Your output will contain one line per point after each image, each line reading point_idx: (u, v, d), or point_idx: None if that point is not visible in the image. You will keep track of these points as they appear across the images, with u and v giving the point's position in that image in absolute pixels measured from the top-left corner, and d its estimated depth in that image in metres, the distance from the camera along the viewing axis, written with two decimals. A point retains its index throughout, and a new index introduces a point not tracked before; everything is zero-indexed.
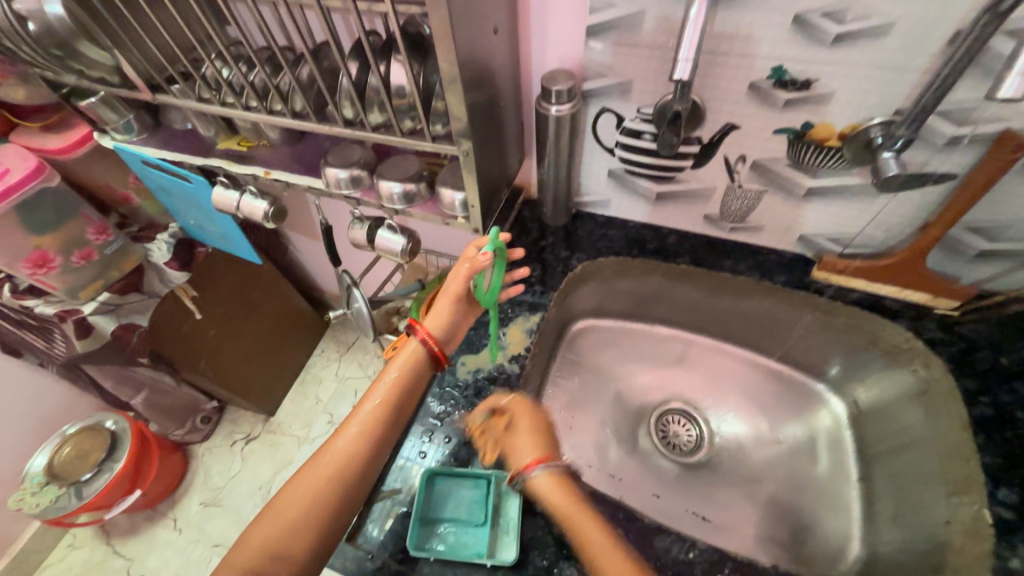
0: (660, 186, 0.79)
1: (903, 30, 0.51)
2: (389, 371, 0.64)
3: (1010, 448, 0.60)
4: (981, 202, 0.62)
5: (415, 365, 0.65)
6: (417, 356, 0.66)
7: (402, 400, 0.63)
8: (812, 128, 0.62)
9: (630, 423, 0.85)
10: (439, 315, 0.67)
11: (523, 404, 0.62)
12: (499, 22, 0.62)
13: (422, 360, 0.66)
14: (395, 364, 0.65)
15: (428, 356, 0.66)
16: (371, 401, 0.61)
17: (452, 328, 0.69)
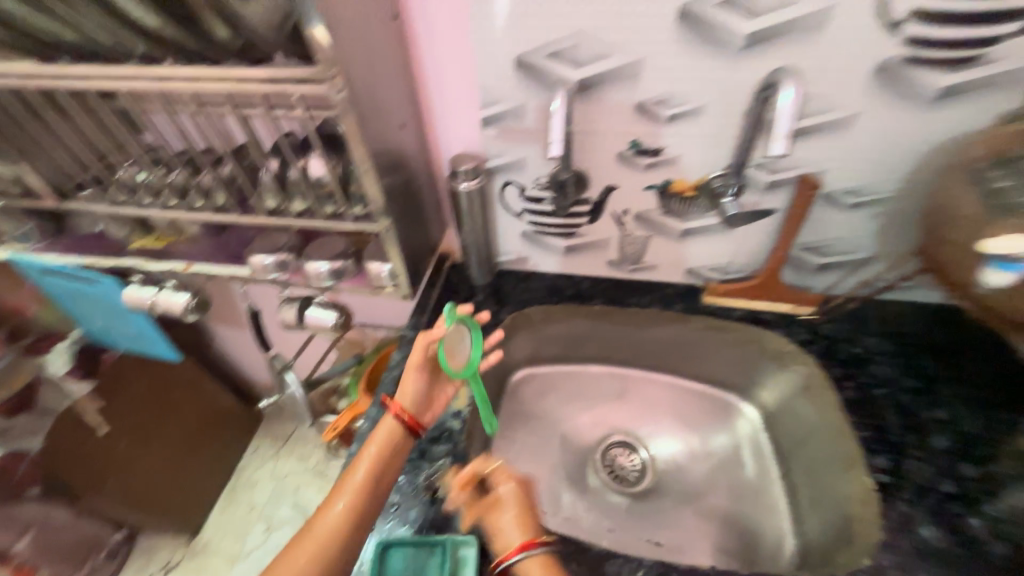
0: (567, 241, 0.91)
1: (712, 112, 0.67)
2: (366, 451, 0.64)
3: (877, 421, 0.70)
4: (807, 228, 0.79)
5: (392, 441, 0.66)
6: (394, 433, 0.66)
7: (383, 476, 0.63)
8: (672, 184, 0.77)
9: (579, 463, 0.88)
10: (409, 389, 0.69)
11: (523, 485, 0.63)
12: (405, 118, 0.72)
13: (398, 437, 0.66)
14: (372, 444, 0.65)
15: (404, 430, 0.67)
16: (353, 476, 0.62)
17: (423, 399, 0.70)
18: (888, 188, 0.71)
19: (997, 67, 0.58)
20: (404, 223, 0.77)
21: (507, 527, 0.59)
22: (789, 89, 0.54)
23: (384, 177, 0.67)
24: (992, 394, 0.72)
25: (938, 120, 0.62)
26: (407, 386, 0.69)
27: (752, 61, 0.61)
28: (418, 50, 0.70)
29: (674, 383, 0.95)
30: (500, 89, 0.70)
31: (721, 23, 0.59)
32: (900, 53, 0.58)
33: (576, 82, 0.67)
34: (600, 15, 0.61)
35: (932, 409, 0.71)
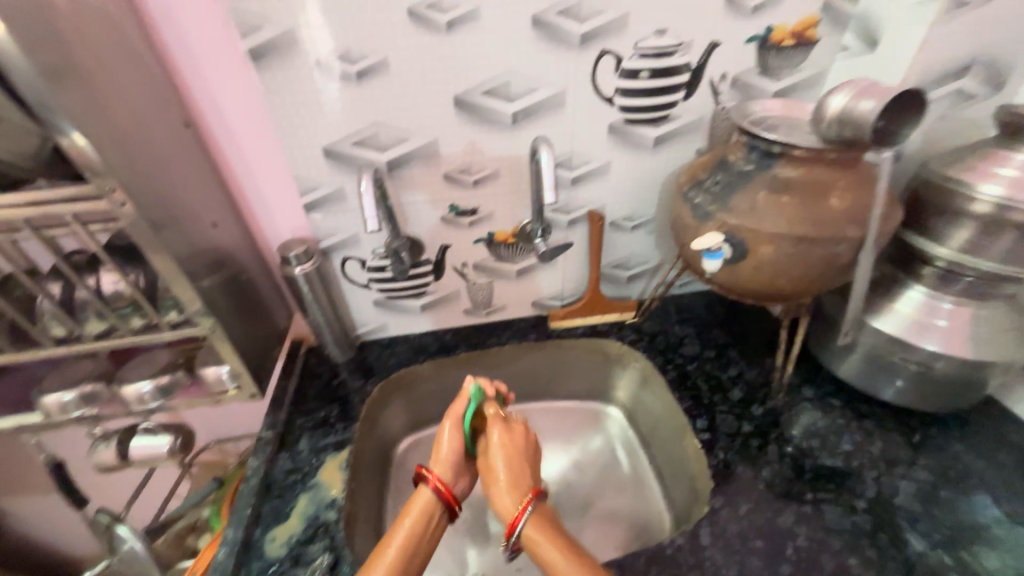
0: (420, 300, 0.96)
1: (507, 174, 0.81)
2: (409, 519, 0.59)
3: (693, 391, 0.87)
4: (608, 250, 0.97)
5: (426, 518, 0.60)
6: (430, 507, 0.61)
7: (410, 560, 0.56)
8: (495, 234, 0.89)
9: (478, 514, 0.86)
10: (447, 459, 0.66)
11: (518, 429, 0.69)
12: (217, 217, 0.72)
13: (434, 511, 0.61)
14: (411, 513, 0.60)
15: (447, 501, 0.62)
16: (385, 557, 0.56)
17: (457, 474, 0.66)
18: (650, 212, 0.93)
19: (683, 120, 0.81)
20: (235, 320, 0.75)
21: (526, 459, 0.67)
22: (545, 152, 0.67)
23: (195, 278, 0.66)
24: (762, 346, 0.94)
25: (662, 158, 0.85)
26: (452, 452, 0.67)
27: (522, 133, 0.77)
28: (223, 154, 0.72)
29: (548, 405, 1.03)
30: (315, 177, 0.75)
31: (489, 107, 0.73)
32: (620, 118, 0.78)
33: (386, 163, 0.75)
34: (390, 107, 0.70)
35: (726, 369, 0.90)
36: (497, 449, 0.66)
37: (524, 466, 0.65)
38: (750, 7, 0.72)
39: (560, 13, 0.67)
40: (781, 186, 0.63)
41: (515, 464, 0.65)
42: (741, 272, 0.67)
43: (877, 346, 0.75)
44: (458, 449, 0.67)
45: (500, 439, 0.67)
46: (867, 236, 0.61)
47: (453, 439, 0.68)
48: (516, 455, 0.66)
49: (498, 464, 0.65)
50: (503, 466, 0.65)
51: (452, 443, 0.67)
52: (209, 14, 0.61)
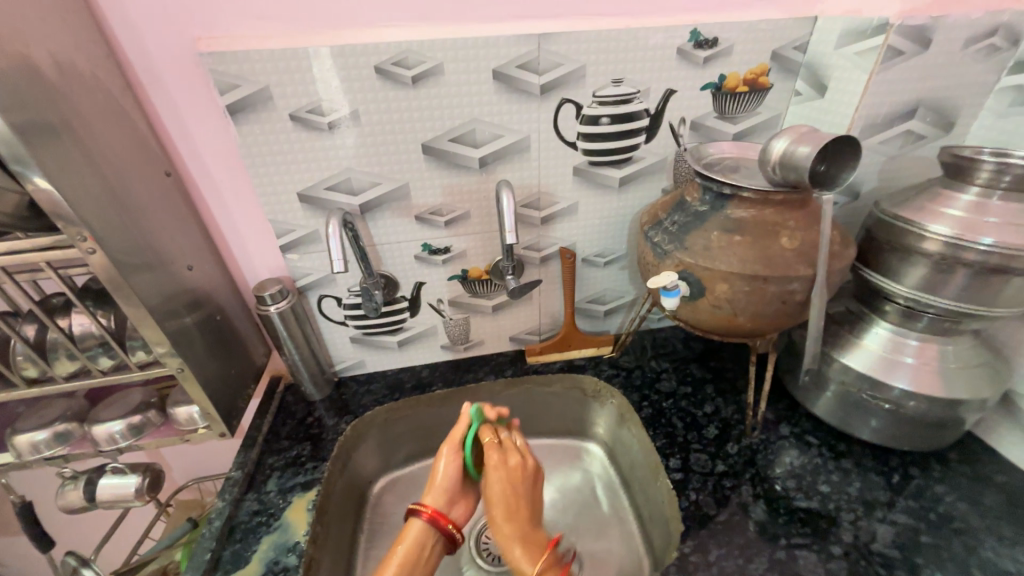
0: (397, 337, 0.97)
1: (477, 214, 0.84)
2: (400, 548, 0.59)
3: (667, 429, 0.86)
4: (583, 286, 0.99)
5: (421, 547, 0.60)
6: (425, 539, 0.61)
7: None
8: (468, 271, 0.91)
9: (453, 558, 0.81)
10: (441, 486, 0.65)
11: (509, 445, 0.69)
12: (194, 260, 0.74)
13: (427, 540, 0.61)
14: (405, 543, 0.60)
15: (440, 529, 0.62)
16: None
17: (455, 494, 0.65)
18: (622, 248, 0.95)
19: (646, 161, 0.84)
20: (209, 359, 0.76)
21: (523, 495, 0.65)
22: (506, 197, 0.72)
23: (170, 319, 0.67)
24: (739, 382, 0.93)
25: (628, 198, 0.88)
26: (447, 478, 0.65)
27: (489, 177, 0.80)
28: (204, 199, 0.75)
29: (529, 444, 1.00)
30: (291, 221, 0.78)
31: (456, 153, 0.77)
32: (584, 161, 0.81)
33: (358, 206, 0.79)
34: (361, 155, 0.74)
35: (702, 406, 0.89)
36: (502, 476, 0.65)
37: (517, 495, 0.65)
38: (702, 57, 0.74)
39: (520, 67, 0.71)
40: (732, 227, 0.65)
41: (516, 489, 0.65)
42: (701, 309, 0.68)
43: (847, 382, 0.75)
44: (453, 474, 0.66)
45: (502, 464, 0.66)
46: (817, 274, 0.62)
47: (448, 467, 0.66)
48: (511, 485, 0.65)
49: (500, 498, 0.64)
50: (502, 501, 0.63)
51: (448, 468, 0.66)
52: (190, 72, 0.65)
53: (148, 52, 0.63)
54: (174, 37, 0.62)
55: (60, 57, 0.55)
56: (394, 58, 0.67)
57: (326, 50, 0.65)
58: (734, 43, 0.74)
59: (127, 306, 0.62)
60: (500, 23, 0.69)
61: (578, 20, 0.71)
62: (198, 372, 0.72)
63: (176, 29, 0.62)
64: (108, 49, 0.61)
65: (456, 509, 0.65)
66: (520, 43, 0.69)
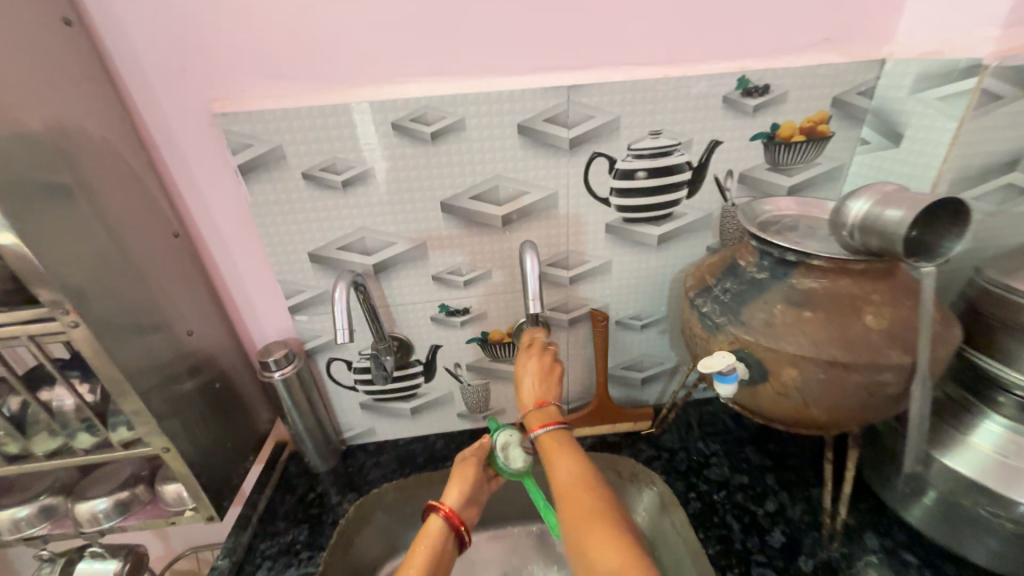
0: (411, 403, 0.89)
1: (499, 273, 0.77)
2: (421, 550, 0.56)
3: (720, 531, 0.71)
4: (615, 350, 0.88)
5: (440, 553, 0.57)
6: (442, 541, 0.57)
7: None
8: (489, 333, 0.83)
9: None
10: (461, 482, 0.63)
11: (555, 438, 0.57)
12: (195, 324, 0.70)
13: (448, 542, 0.58)
14: (425, 546, 0.57)
15: (458, 527, 0.60)
16: None
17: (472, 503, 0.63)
18: (661, 311, 0.84)
19: (689, 218, 0.75)
20: (201, 432, 0.69)
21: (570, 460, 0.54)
22: (529, 259, 0.64)
23: (157, 389, 0.62)
24: (807, 473, 0.78)
25: (668, 257, 0.78)
26: (467, 479, 0.64)
27: (513, 235, 0.73)
28: (212, 259, 0.71)
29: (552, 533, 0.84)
30: (301, 281, 0.73)
31: (478, 211, 0.71)
32: (618, 218, 0.74)
33: (372, 266, 0.73)
34: (375, 213, 0.69)
35: (762, 503, 0.74)
36: (544, 438, 0.58)
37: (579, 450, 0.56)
38: (752, 106, 0.67)
39: (548, 121, 0.65)
40: (800, 300, 0.54)
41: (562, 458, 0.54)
42: (763, 396, 0.56)
43: (955, 492, 0.59)
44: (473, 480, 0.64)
45: (525, 363, 0.67)
46: (917, 363, 0.49)
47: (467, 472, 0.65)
48: (568, 442, 0.57)
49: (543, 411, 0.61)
50: (570, 475, 0.52)
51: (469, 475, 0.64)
52: (204, 133, 0.62)
53: (163, 113, 0.61)
54: (187, 97, 0.60)
55: (67, 123, 0.53)
56: (413, 115, 0.63)
57: (342, 107, 0.62)
58: (788, 89, 0.66)
59: (107, 380, 0.56)
60: (527, 76, 0.64)
61: (612, 69, 0.65)
62: (182, 450, 0.65)
63: (193, 91, 0.60)
64: (123, 112, 0.60)
65: (471, 511, 0.63)
66: (546, 94, 0.64)
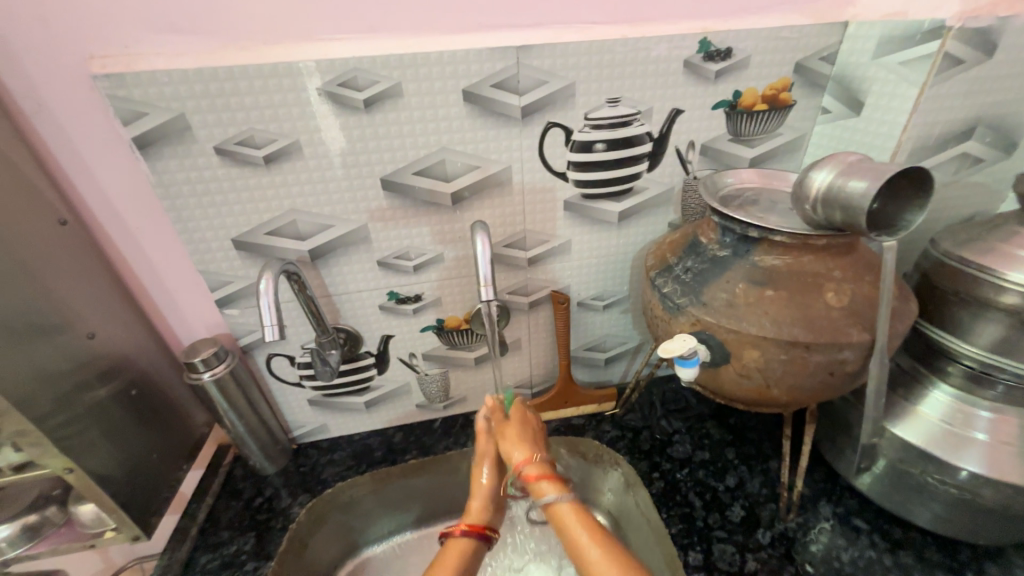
0: (364, 397, 0.83)
1: (451, 257, 0.71)
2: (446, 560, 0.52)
3: (683, 510, 0.71)
4: (577, 331, 0.85)
5: (466, 559, 0.53)
6: (469, 548, 0.54)
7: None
8: (444, 321, 0.78)
9: None
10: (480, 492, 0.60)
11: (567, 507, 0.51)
12: (100, 325, 0.61)
13: (474, 557, 0.54)
14: (445, 564, 0.51)
15: (480, 536, 0.55)
16: None
17: (495, 500, 0.60)
18: (623, 290, 0.82)
19: (650, 192, 0.71)
20: (129, 436, 0.64)
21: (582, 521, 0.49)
22: (480, 241, 0.59)
23: (64, 399, 0.55)
24: (765, 446, 0.79)
25: (629, 234, 0.75)
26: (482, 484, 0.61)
27: (464, 215, 0.67)
28: (116, 249, 0.62)
29: None
30: (226, 271, 0.65)
31: (425, 189, 0.64)
32: (576, 194, 0.69)
33: (308, 253, 0.66)
34: (306, 193, 0.61)
35: (723, 478, 0.75)
36: (564, 517, 0.50)
37: (596, 518, 0.50)
38: (714, 72, 0.63)
39: (496, 87, 0.59)
40: (761, 278, 0.52)
41: (579, 528, 0.49)
42: (724, 378, 0.54)
43: (904, 462, 0.60)
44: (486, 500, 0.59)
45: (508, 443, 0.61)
46: (875, 340, 0.48)
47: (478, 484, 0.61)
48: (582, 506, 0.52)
49: (536, 458, 0.57)
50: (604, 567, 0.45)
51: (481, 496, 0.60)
52: (85, 98, 0.52)
53: (27, 75, 0.50)
54: (59, 55, 0.50)
55: None
56: (341, 78, 0.55)
57: (256, 69, 0.53)
58: (751, 53, 0.62)
59: None
60: (471, 33, 0.57)
61: (565, 27, 0.58)
62: (97, 468, 0.58)
63: (64, 49, 0.50)
64: None
65: (495, 521, 0.59)
66: (493, 56, 0.57)
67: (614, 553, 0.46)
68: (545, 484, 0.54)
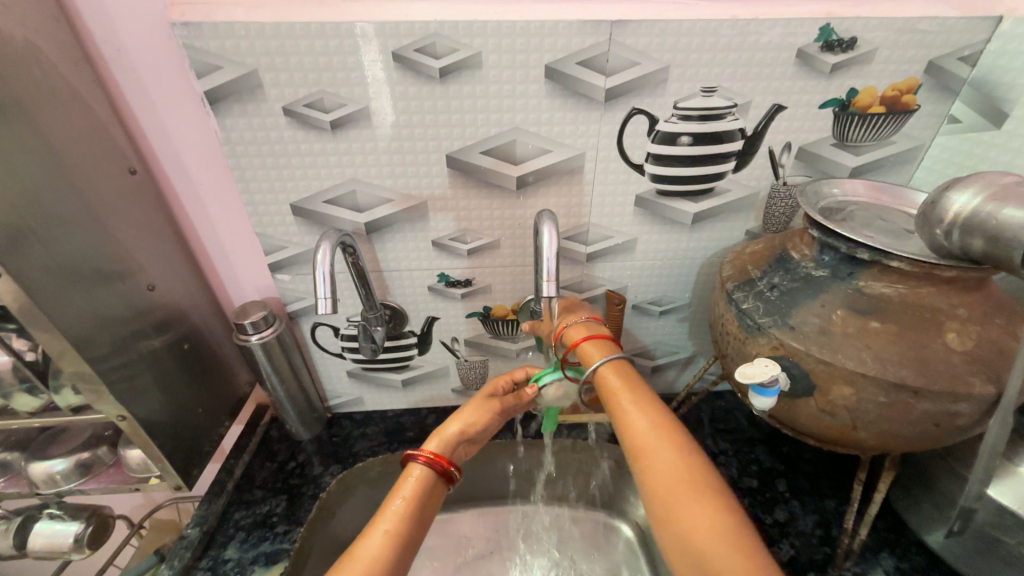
0: (402, 375, 0.82)
1: (508, 244, 0.67)
2: (411, 479, 0.50)
3: None
4: (627, 334, 0.80)
5: (425, 488, 0.50)
6: (431, 475, 0.51)
7: (408, 539, 0.46)
8: (491, 309, 0.75)
9: None
10: (461, 416, 0.56)
11: (615, 368, 0.51)
12: (160, 277, 0.61)
13: (434, 485, 0.51)
14: (402, 491, 0.49)
15: (443, 471, 0.52)
16: (395, 499, 0.48)
17: (479, 436, 0.58)
18: (683, 297, 0.76)
19: (731, 195, 0.65)
20: (178, 388, 0.65)
21: (632, 386, 0.49)
22: (546, 231, 0.55)
23: (121, 344, 0.56)
24: (822, 482, 0.73)
25: (700, 238, 0.69)
26: (470, 410, 0.57)
27: (528, 201, 0.63)
28: (179, 203, 0.62)
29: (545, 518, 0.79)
30: (282, 234, 0.64)
31: (490, 169, 0.60)
32: (651, 189, 0.63)
33: (364, 225, 0.64)
34: (369, 163, 0.59)
35: (771, 511, 0.69)
36: (606, 375, 0.51)
37: (638, 381, 0.50)
38: (830, 65, 0.55)
39: (582, 64, 0.54)
40: (864, 306, 0.46)
41: (617, 384, 0.49)
42: (803, 412, 0.49)
43: (996, 528, 0.53)
44: (463, 428, 0.56)
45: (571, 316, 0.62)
46: (998, 394, 0.42)
47: (473, 406, 0.58)
48: (632, 374, 0.51)
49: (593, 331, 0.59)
50: (644, 425, 0.45)
51: (459, 422, 0.56)
52: (164, 47, 0.51)
53: (112, 20, 0.49)
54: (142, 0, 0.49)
55: None
56: (420, 43, 0.51)
57: (333, 27, 0.50)
58: (878, 45, 0.54)
59: (46, 339, 0.49)
60: (563, 4, 0.52)
61: (667, 3, 0.52)
62: (147, 416, 0.60)
63: None
64: (60, 13, 0.48)
65: (464, 449, 0.56)
66: (585, 31, 0.52)
67: (652, 409, 0.46)
68: (591, 347, 0.55)
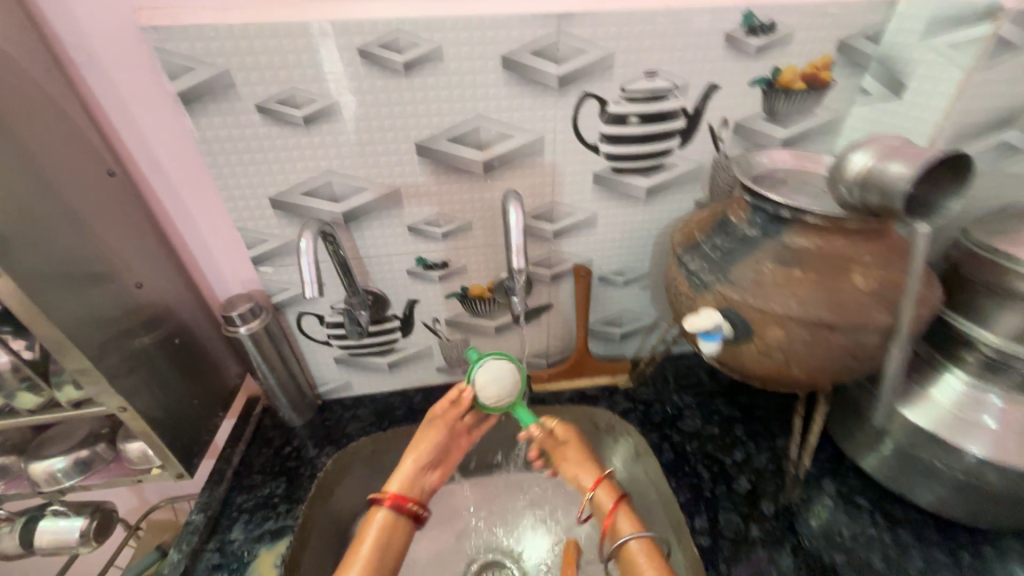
0: (387, 358, 0.86)
1: (479, 226, 0.72)
2: (374, 529, 0.52)
3: (691, 476, 0.75)
4: (596, 305, 0.87)
5: (391, 532, 0.52)
6: (395, 523, 0.53)
7: None
8: (468, 289, 0.80)
9: None
10: (412, 456, 0.57)
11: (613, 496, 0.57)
12: (145, 275, 0.64)
13: (399, 527, 0.53)
14: (369, 538, 0.51)
15: (406, 511, 0.53)
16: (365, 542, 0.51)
17: (437, 455, 0.58)
18: (644, 267, 0.83)
19: (679, 169, 0.71)
20: (171, 381, 0.67)
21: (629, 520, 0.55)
22: (513, 210, 0.60)
23: (113, 342, 0.58)
24: (774, 424, 0.81)
25: (654, 210, 0.75)
26: (424, 445, 0.58)
27: (495, 183, 0.68)
28: (159, 203, 0.64)
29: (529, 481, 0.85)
30: (263, 228, 0.67)
31: (457, 155, 0.65)
32: (607, 167, 0.69)
33: (342, 215, 0.67)
34: (343, 156, 0.62)
35: (730, 452, 0.77)
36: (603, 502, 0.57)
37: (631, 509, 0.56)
38: (755, 47, 0.62)
39: (535, 54, 0.59)
40: (791, 258, 0.53)
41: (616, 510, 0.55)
42: (745, 356, 0.56)
43: (911, 444, 0.62)
44: (417, 461, 0.56)
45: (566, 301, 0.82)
46: (895, 324, 0.50)
47: (422, 437, 0.58)
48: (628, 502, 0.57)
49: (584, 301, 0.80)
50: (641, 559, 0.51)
51: (414, 455, 0.57)
52: (135, 52, 0.53)
53: (82, 27, 0.51)
54: (111, 7, 0.51)
55: None
56: (384, 40, 0.55)
57: (300, 27, 0.53)
58: (795, 28, 0.61)
59: (43, 337, 0.51)
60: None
61: None
62: (145, 408, 0.62)
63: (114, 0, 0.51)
64: (28, 22, 0.50)
65: (424, 483, 0.56)
66: (535, 23, 0.57)
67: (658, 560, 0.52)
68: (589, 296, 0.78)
